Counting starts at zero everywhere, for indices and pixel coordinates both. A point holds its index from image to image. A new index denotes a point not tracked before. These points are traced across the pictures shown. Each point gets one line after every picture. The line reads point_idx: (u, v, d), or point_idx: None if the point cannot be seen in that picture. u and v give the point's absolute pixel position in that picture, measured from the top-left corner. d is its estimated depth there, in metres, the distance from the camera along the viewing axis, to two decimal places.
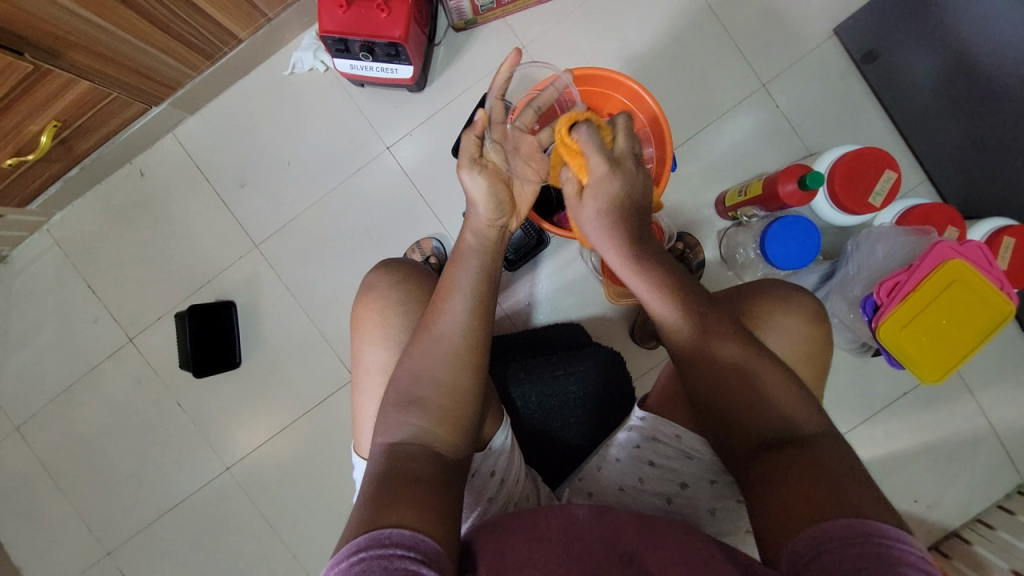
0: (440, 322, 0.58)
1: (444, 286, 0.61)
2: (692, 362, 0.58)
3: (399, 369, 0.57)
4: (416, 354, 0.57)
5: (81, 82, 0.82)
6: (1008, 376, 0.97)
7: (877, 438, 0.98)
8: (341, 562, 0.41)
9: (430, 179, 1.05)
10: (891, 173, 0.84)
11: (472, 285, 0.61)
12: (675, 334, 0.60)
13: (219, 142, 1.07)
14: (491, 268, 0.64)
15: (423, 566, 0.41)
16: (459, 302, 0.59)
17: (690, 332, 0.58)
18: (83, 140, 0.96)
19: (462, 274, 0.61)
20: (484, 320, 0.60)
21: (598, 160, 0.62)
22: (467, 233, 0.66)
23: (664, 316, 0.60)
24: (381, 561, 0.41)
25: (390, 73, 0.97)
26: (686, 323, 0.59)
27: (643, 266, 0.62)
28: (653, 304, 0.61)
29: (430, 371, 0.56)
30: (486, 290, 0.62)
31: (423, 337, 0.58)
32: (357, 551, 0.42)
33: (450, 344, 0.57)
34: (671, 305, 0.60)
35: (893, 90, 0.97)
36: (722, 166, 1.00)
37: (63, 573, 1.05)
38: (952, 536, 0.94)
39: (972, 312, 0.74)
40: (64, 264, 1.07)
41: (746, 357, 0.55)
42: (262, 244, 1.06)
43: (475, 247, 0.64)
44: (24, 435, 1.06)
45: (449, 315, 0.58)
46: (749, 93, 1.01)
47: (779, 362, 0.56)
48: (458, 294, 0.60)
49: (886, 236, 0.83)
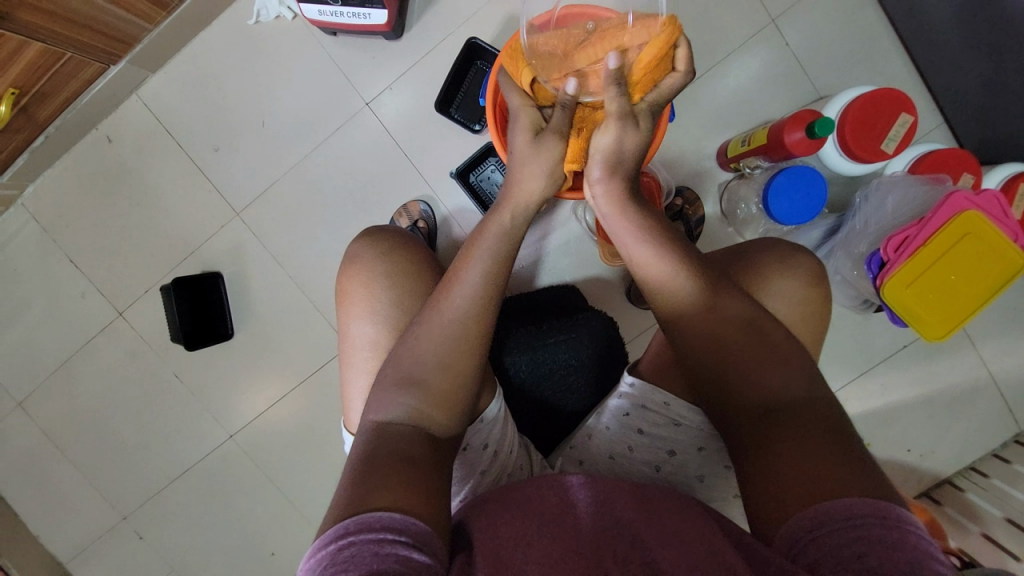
0: (451, 305, 0.56)
1: (458, 268, 0.58)
2: (710, 338, 0.54)
3: (398, 349, 0.55)
4: (421, 334, 0.55)
5: (34, 44, 0.75)
6: (1012, 326, 0.95)
7: (874, 392, 0.98)
8: (329, 545, 0.41)
9: (414, 137, 0.99)
10: (907, 117, 0.78)
11: (489, 266, 0.58)
12: (672, 295, 0.56)
13: (188, 102, 1.01)
14: (513, 252, 0.60)
15: (415, 551, 0.41)
16: (474, 282, 0.57)
17: (695, 297, 0.55)
18: (45, 107, 0.90)
19: (482, 253, 0.58)
20: (495, 304, 0.57)
21: (666, 81, 0.58)
22: (502, 211, 0.61)
23: (657, 279, 0.57)
24: (371, 546, 0.41)
25: (362, 19, 0.89)
26: (688, 290, 0.56)
27: (647, 235, 0.59)
28: (659, 274, 0.57)
29: (435, 355, 0.54)
30: (505, 270, 0.59)
31: (431, 316, 0.55)
32: (345, 536, 0.41)
33: (458, 328, 0.55)
34: (683, 277, 0.56)
35: (912, 22, 0.89)
36: (723, 113, 0.94)
37: (83, 536, 1.09)
38: (943, 484, 0.96)
39: (984, 267, 0.70)
40: (44, 238, 1.04)
41: (784, 343, 0.53)
42: (243, 212, 1.02)
43: (507, 229, 0.61)
44: (28, 410, 1.07)
45: (460, 296, 0.56)
46: (756, 30, 0.92)
47: (790, 338, 0.54)
48: (474, 275, 0.57)
49: (896, 186, 0.79)
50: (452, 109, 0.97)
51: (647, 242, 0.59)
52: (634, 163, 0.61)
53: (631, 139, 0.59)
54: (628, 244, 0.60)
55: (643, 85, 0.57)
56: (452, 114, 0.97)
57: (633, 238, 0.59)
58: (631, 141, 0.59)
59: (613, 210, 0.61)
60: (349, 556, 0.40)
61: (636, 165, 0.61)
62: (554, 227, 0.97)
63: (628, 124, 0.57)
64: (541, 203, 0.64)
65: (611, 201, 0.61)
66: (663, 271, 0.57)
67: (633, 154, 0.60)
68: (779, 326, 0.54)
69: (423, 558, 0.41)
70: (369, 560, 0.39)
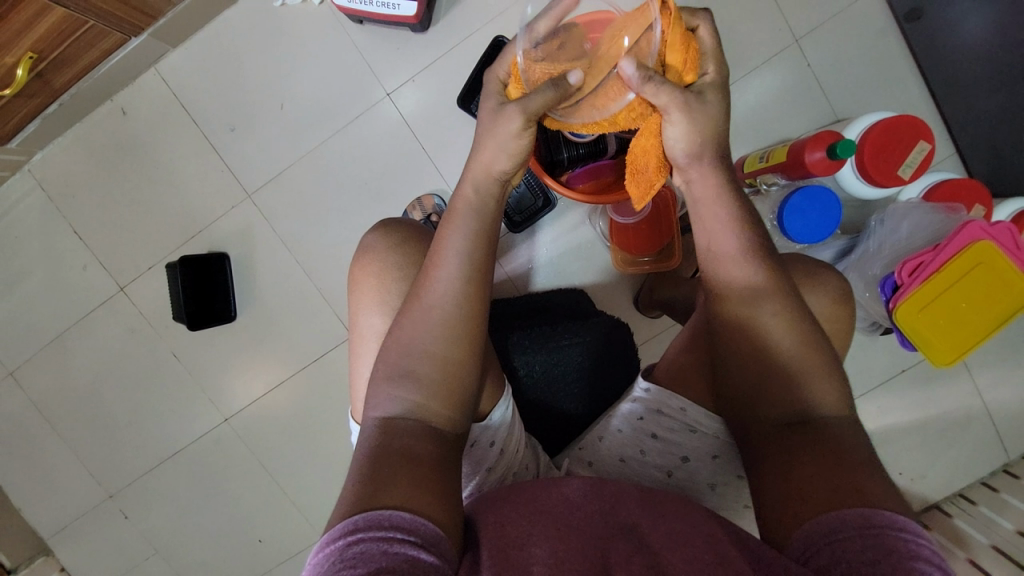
0: (432, 290, 0.55)
1: (436, 249, 0.57)
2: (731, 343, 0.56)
3: (389, 339, 0.55)
4: (408, 325, 0.55)
5: (57, 9, 0.74)
6: (1008, 358, 0.97)
7: (871, 413, 0.99)
8: (337, 540, 0.41)
9: (433, 131, 0.99)
10: (924, 145, 0.80)
11: (466, 246, 0.57)
12: (732, 291, 0.56)
13: (206, 80, 1.00)
14: (489, 232, 0.59)
15: (422, 552, 0.41)
16: (452, 265, 0.56)
17: (743, 295, 0.55)
18: (61, 74, 0.88)
19: (455, 234, 0.57)
20: (481, 287, 0.57)
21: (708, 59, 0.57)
22: (467, 184, 0.60)
23: (736, 275, 0.56)
24: (380, 544, 0.41)
25: (391, 9, 0.89)
26: (755, 286, 0.55)
27: (731, 215, 0.57)
28: (728, 264, 0.56)
29: (420, 343, 0.54)
30: (482, 246, 0.58)
31: (414, 305, 0.55)
32: (353, 532, 0.41)
33: (443, 314, 0.54)
34: (748, 271, 0.55)
35: (933, 53, 0.91)
36: (742, 128, 0.95)
37: (68, 512, 1.07)
38: (932, 508, 0.97)
39: (996, 296, 0.72)
40: (48, 207, 1.02)
41: (801, 358, 0.52)
42: (254, 193, 1.01)
43: (475, 204, 0.59)
44: (19, 380, 1.05)
45: (441, 280, 0.56)
46: (779, 48, 0.93)
47: (816, 347, 0.53)
48: (451, 257, 0.56)
49: (911, 212, 0.80)
50: (473, 104, 0.95)
51: (734, 229, 0.57)
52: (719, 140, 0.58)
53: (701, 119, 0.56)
54: (714, 228, 0.58)
55: (690, 65, 0.55)
56: (473, 110, 0.95)
57: (722, 224, 0.57)
58: (701, 122, 0.56)
59: (705, 191, 0.59)
60: (357, 553, 0.40)
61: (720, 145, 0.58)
62: (566, 229, 0.97)
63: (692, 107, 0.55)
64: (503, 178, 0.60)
65: (705, 181, 0.58)
66: (737, 260, 0.56)
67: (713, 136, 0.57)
68: (801, 339, 0.53)
69: (431, 559, 0.41)
70: (377, 559, 0.39)
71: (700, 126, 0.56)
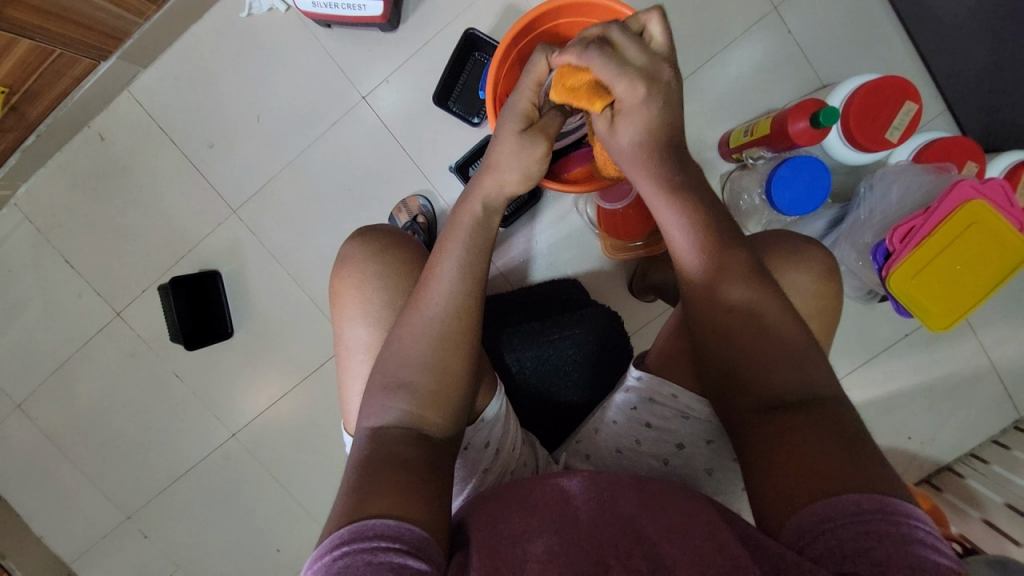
0: (429, 301, 0.55)
1: (437, 256, 0.58)
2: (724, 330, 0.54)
3: (385, 351, 0.55)
4: (405, 336, 0.54)
5: (21, 41, 0.76)
6: (1012, 312, 0.95)
7: (875, 379, 0.98)
8: (325, 555, 0.41)
9: (412, 131, 0.97)
10: (912, 105, 0.77)
11: (466, 264, 0.57)
12: (730, 290, 0.54)
13: (179, 98, 0.99)
14: (489, 249, 0.59)
15: (409, 558, 0.41)
16: (450, 279, 0.56)
17: (749, 293, 0.53)
18: (36, 103, 0.89)
19: (456, 247, 0.57)
20: (476, 295, 0.57)
21: (622, 85, 0.57)
22: (472, 202, 0.60)
23: (695, 264, 0.56)
24: (364, 555, 0.41)
25: (357, 10, 0.88)
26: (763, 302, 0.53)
27: (708, 223, 0.56)
28: (686, 255, 0.57)
29: (418, 354, 0.53)
30: (481, 262, 0.58)
31: (412, 315, 0.55)
32: (340, 545, 0.42)
33: (441, 326, 0.54)
34: (745, 289, 0.53)
35: (915, 7, 0.88)
36: (725, 102, 0.93)
37: (89, 536, 1.09)
38: (944, 470, 0.96)
39: (989, 256, 0.70)
40: (38, 238, 1.02)
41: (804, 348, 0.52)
42: (239, 209, 1.01)
43: (480, 220, 0.59)
44: (27, 412, 1.07)
45: (438, 294, 0.55)
46: (758, 17, 0.91)
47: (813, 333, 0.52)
48: (449, 274, 0.56)
49: (900, 175, 0.79)
50: (450, 102, 0.96)
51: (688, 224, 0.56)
52: (668, 137, 0.59)
53: (628, 133, 0.59)
54: (649, 200, 0.59)
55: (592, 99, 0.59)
56: (450, 107, 0.95)
57: (659, 193, 0.58)
58: (626, 138, 0.59)
59: (641, 178, 0.60)
60: (343, 566, 0.40)
61: (664, 140, 0.59)
62: (555, 220, 0.96)
63: (603, 130, 0.61)
64: (512, 197, 0.62)
65: (648, 175, 0.59)
66: (700, 248, 0.56)
67: (659, 135, 0.59)
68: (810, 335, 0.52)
69: (418, 564, 0.41)
70: (363, 570, 0.39)
71: (624, 142, 0.60)
